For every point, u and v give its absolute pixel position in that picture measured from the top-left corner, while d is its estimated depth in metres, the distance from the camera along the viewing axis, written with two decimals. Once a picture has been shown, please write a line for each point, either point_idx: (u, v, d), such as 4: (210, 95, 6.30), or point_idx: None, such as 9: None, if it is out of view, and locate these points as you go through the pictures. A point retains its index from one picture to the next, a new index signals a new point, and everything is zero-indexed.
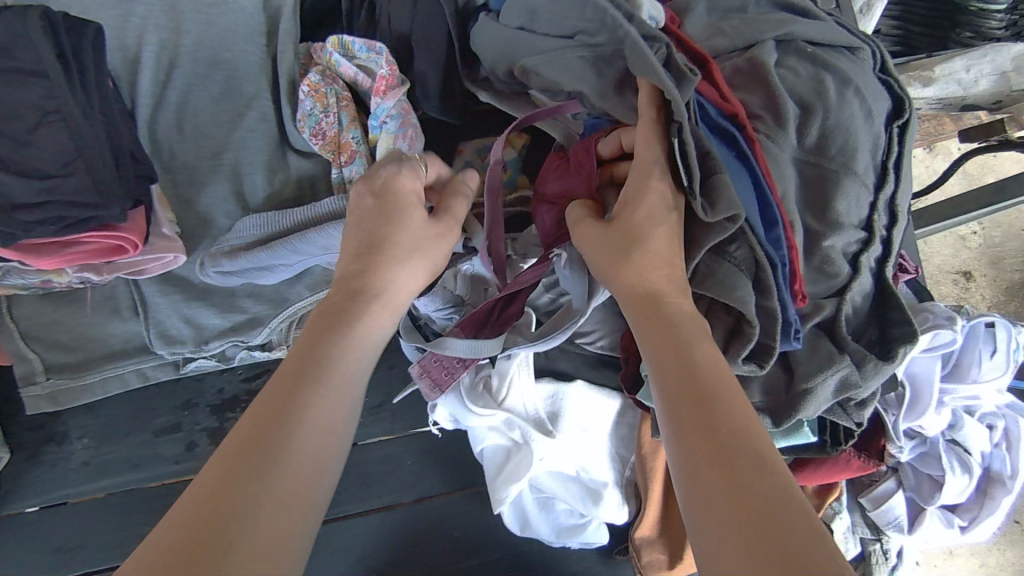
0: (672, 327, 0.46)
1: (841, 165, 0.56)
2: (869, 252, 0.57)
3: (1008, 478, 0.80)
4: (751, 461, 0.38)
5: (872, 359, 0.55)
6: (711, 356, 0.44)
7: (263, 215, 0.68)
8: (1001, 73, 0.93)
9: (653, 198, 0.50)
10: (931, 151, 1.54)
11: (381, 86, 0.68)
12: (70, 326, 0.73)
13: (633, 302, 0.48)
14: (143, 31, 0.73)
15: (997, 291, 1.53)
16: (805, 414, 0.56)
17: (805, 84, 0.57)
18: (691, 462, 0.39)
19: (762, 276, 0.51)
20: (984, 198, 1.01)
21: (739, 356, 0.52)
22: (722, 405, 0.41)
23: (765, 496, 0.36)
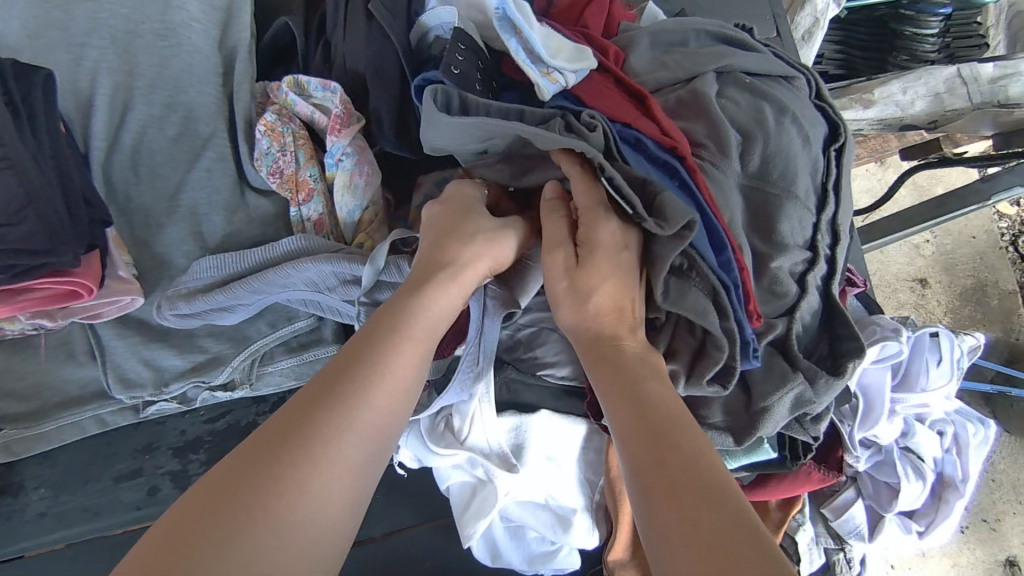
0: (625, 370, 0.50)
1: (783, 189, 0.58)
2: (814, 272, 0.59)
3: (960, 482, 0.83)
4: (706, 489, 0.40)
5: (823, 374, 0.56)
6: (662, 394, 0.48)
7: (224, 257, 0.69)
8: (935, 94, 0.97)
9: (605, 234, 0.53)
10: (881, 165, 1.60)
11: (335, 124, 0.69)
12: (23, 374, 0.71)
13: (590, 347, 0.53)
14: (96, 75, 0.73)
15: (952, 296, 1.59)
16: (764, 432, 0.56)
17: (745, 113, 0.59)
18: (647, 498, 0.42)
19: (717, 299, 0.51)
20: (928, 211, 1.06)
21: (702, 379, 0.54)
22: (678, 440, 0.44)
23: (719, 523, 0.38)
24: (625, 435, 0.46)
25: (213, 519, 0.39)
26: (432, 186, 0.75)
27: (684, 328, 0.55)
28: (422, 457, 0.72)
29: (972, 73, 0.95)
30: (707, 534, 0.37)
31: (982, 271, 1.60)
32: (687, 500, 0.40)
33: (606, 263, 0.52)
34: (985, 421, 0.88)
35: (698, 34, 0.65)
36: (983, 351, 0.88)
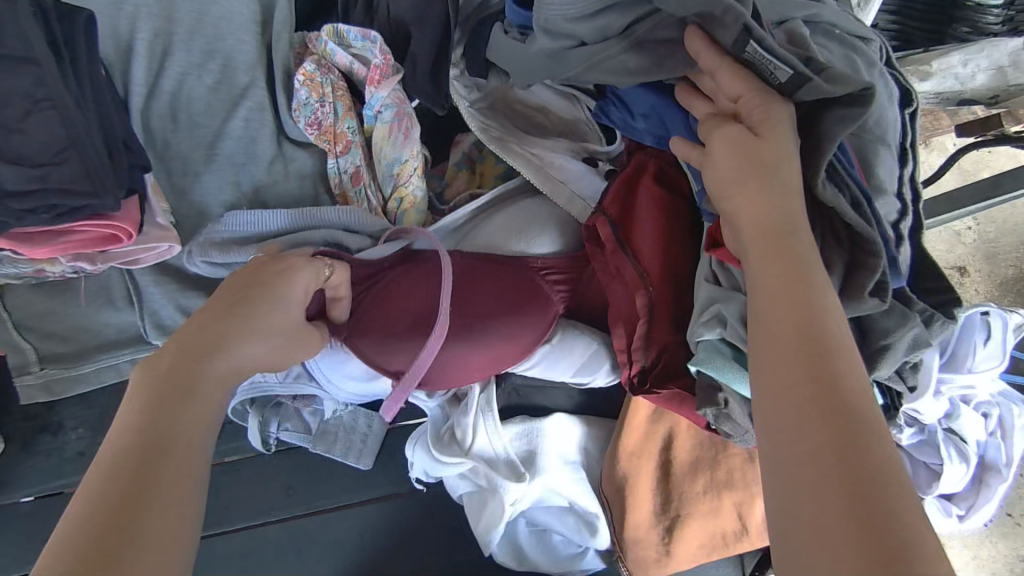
0: (794, 262, 0.40)
1: (877, 137, 0.57)
2: (907, 221, 0.58)
3: (1003, 466, 0.81)
4: (873, 436, 0.33)
5: (939, 318, 0.56)
6: (825, 295, 0.39)
7: (256, 213, 0.69)
8: (997, 68, 0.92)
9: (778, 109, 0.44)
10: (927, 147, 1.54)
11: (375, 76, 0.68)
12: (62, 317, 0.73)
13: (753, 229, 0.42)
14: (136, 19, 0.72)
15: (992, 286, 1.53)
16: (880, 374, 0.53)
17: (838, 61, 0.59)
18: (792, 417, 0.35)
19: (860, 212, 0.47)
20: (979, 193, 1.01)
21: (862, 293, 0.46)
22: (841, 364, 0.36)
23: (881, 474, 0.32)
24: (773, 339, 0.38)
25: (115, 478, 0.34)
26: (470, 144, 0.76)
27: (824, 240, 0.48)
28: (433, 471, 0.73)
29: None
30: (871, 483, 0.31)
31: None
32: (846, 437, 0.33)
33: (773, 143, 0.43)
34: None
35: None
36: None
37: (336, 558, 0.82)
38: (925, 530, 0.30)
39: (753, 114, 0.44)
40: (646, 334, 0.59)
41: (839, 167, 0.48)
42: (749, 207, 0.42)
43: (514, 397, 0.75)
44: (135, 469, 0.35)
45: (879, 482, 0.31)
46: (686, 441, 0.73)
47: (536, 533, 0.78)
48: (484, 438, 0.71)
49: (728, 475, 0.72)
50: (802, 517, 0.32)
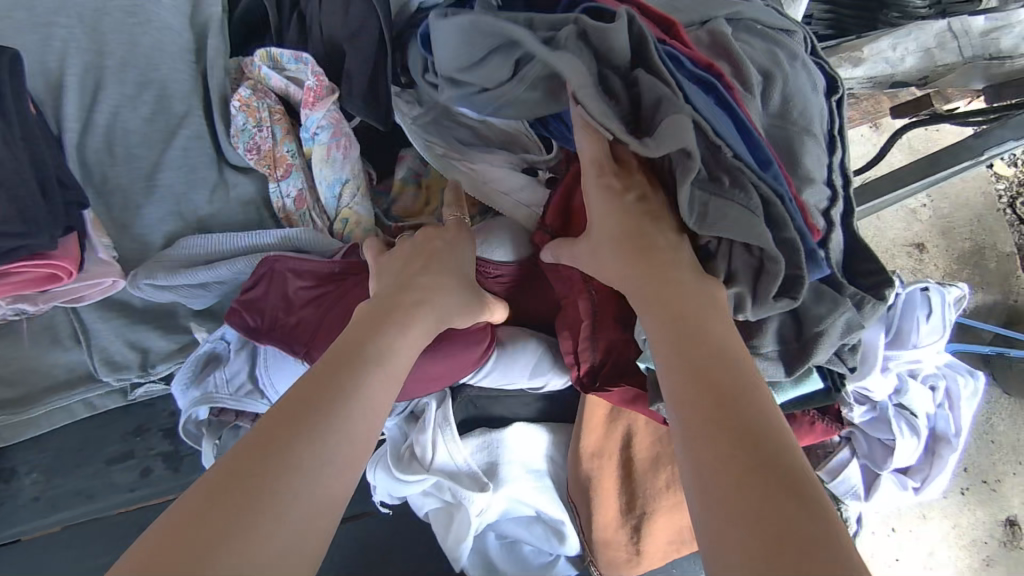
0: (677, 302, 0.48)
1: (802, 127, 0.60)
2: (837, 208, 0.59)
3: (953, 436, 0.85)
4: (755, 432, 0.40)
5: (870, 299, 0.56)
6: (709, 326, 0.47)
7: (214, 236, 0.70)
8: (925, 49, 0.95)
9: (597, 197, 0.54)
10: (875, 130, 1.58)
11: (310, 97, 0.68)
12: (10, 360, 0.71)
13: (639, 273, 0.51)
14: (65, 55, 0.71)
15: (949, 260, 1.58)
16: (818, 360, 0.55)
17: (761, 56, 0.62)
18: (690, 429, 0.42)
19: (773, 212, 0.48)
20: (919, 172, 1.04)
21: (769, 296, 0.50)
22: (727, 378, 0.43)
23: (768, 462, 0.38)
24: (667, 369, 0.46)
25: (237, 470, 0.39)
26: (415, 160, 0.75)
27: (740, 248, 0.51)
28: (395, 491, 0.73)
29: (963, 26, 0.94)
30: (762, 475, 0.37)
31: (979, 234, 1.58)
32: (730, 436, 0.40)
33: (614, 216, 0.53)
34: (975, 372, 0.88)
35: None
36: (970, 301, 0.88)
37: None
38: (821, 516, 0.35)
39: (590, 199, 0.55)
40: (593, 334, 0.61)
41: (745, 169, 0.48)
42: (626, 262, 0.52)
43: (472, 409, 0.74)
44: (248, 471, 0.39)
45: (765, 469, 0.38)
46: (644, 438, 0.75)
47: (506, 545, 0.80)
48: (445, 452, 0.71)
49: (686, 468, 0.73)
50: (706, 510, 0.38)
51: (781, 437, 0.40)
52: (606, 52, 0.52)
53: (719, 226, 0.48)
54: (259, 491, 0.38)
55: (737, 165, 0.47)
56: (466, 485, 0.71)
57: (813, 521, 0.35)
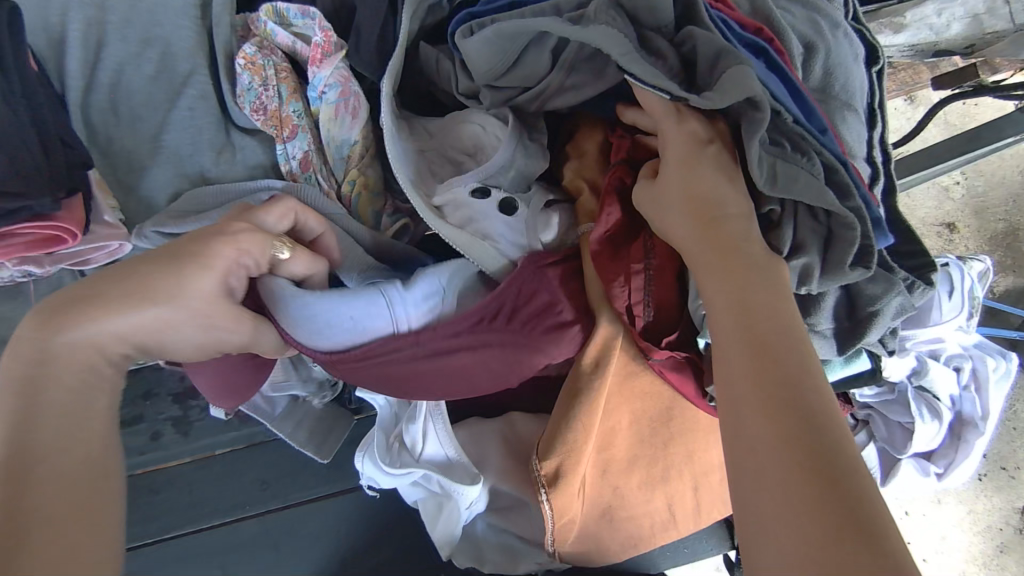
0: (739, 273, 0.46)
1: (844, 102, 0.58)
2: (880, 184, 0.59)
3: (980, 419, 0.81)
4: (815, 417, 0.39)
5: (920, 285, 0.54)
6: (774, 303, 0.44)
7: (225, 188, 0.68)
8: (973, 16, 0.90)
9: (680, 132, 0.50)
10: (910, 103, 1.51)
11: (316, 55, 0.65)
12: (17, 323, 0.71)
13: (699, 244, 0.48)
14: (66, 9, 0.69)
15: (981, 240, 1.52)
16: (869, 340, 0.54)
17: (803, 24, 0.61)
18: (742, 410, 0.41)
19: (836, 178, 0.48)
20: (958, 146, 0.99)
21: (844, 265, 0.48)
22: (786, 360, 0.41)
23: (827, 454, 0.37)
24: (724, 342, 0.45)
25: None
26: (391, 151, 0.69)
27: (806, 213, 0.49)
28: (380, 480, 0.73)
29: None
30: (822, 465, 0.37)
31: (1015, 214, 1.52)
32: (789, 423, 0.39)
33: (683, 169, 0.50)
34: (1006, 354, 0.85)
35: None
36: (992, 275, 0.88)
37: (317, 548, 0.81)
38: (879, 510, 0.35)
39: (664, 138, 0.51)
40: (647, 286, 0.58)
41: (808, 136, 0.48)
42: (684, 232, 0.50)
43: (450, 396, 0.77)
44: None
45: (824, 462, 0.37)
46: (618, 444, 0.69)
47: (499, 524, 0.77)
48: (434, 444, 0.71)
49: (663, 472, 0.72)
50: (751, 496, 0.38)
51: (838, 427, 0.39)
52: (644, 11, 0.51)
53: (791, 189, 0.47)
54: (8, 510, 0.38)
55: (799, 130, 0.48)
56: (458, 476, 0.70)
57: (873, 516, 0.35)
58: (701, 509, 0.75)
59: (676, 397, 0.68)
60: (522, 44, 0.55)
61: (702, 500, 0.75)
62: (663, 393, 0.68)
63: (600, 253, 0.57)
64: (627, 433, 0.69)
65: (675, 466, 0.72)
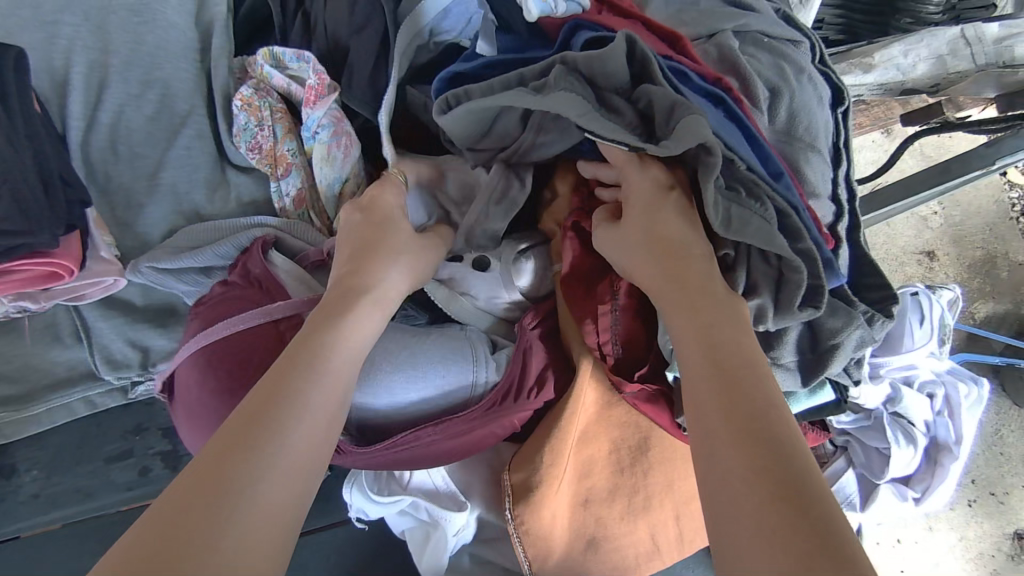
0: (705, 311, 0.48)
1: (808, 143, 0.62)
2: (843, 222, 0.62)
3: (954, 444, 0.83)
4: (779, 443, 0.41)
5: (880, 317, 0.59)
6: (737, 340, 0.47)
7: (213, 223, 0.70)
8: (937, 56, 0.94)
9: (645, 179, 0.54)
10: (886, 136, 1.57)
11: (311, 96, 0.69)
12: (11, 357, 0.71)
13: (664, 284, 0.51)
14: (70, 53, 0.71)
15: (960, 268, 1.55)
16: (832, 371, 0.58)
17: (767, 69, 0.65)
18: (714, 442, 0.42)
19: (789, 222, 0.52)
20: (930, 179, 1.03)
21: (793, 306, 0.52)
22: (750, 391, 0.44)
23: (795, 478, 0.38)
24: (693, 378, 0.46)
25: (223, 438, 0.40)
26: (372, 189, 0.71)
27: (758, 257, 0.54)
28: (369, 511, 0.74)
29: (977, 33, 0.93)
30: (790, 488, 0.38)
31: (991, 242, 1.56)
32: (759, 451, 0.40)
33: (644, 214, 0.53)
34: (979, 379, 0.87)
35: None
36: (963, 304, 0.91)
37: None
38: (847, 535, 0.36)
39: (629, 185, 0.55)
40: (614, 325, 0.61)
41: (760, 182, 0.52)
42: (649, 272, 0.52)
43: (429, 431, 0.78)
44: (226, 452, 0.39)
45: (793, 485, 0.38)
46: (596, 473, 0.71)
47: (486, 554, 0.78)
48: (423, 473, 0.72)
49: (645, 500, 0.72)
50: (729, 525, 0.39)
51: (803, 453, 0.40)
52: (602, 74, 0.54)
53: (743, 232, 0.51)
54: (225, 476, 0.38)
55: (751, 177, 0.52)
56: (445, 503, 0.73)
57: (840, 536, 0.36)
58: (684, 537, 0.76)
59: (652, 427, 0.70)
60: (493, 112, 0.58)
61: (684, 528, 0.76)
62: (638, 423, 0.70)
63: (570, 287, 0.64)
64: (605, 462, 0.71)
65: (657, 494, 0.72)
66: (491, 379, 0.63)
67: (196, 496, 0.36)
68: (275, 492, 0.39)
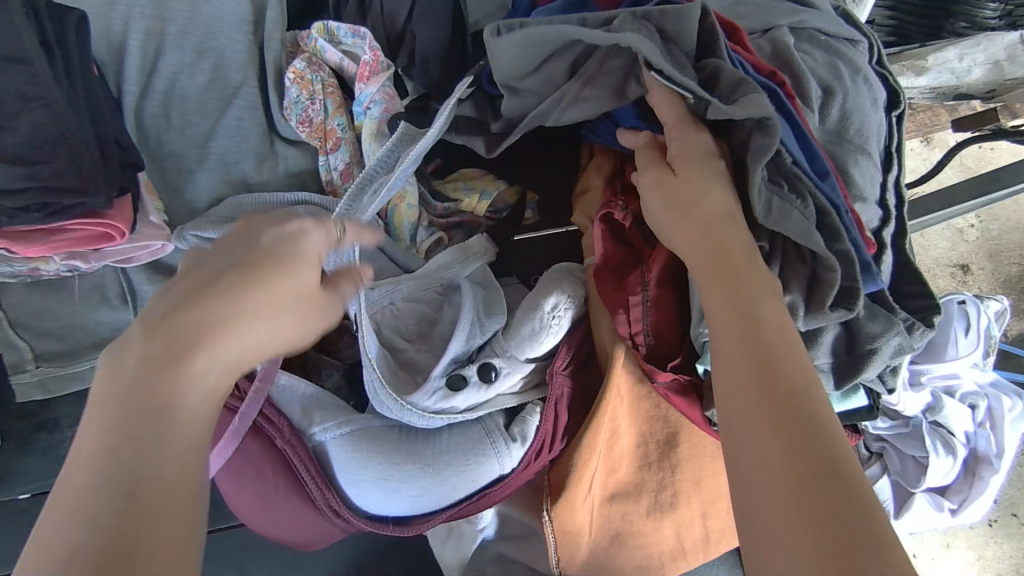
0: (743, 288, 0.48)
1: (858, 145, 0.62)
2: (889, 228, 0.62)
3: (995, 457, 0.82)
4: (813, 425, 0.40)
5: (920, 326, 0.58)
6: (777, 318, 0.46)
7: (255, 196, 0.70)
8: (994, 62, 0.92)
9: (696, 146, 0.54)
10: (928, 145, 1.53)
11: (364, 72, 0.69)
12: (58, 315, 0.73)
13: (704, 260, 0.51)
14: (129, 20, 0.72)
15: (995, 283, 1.52)
16: (866, 376, 0.57)
17: (822, 68, 0.64)
18: (748, 419, 0.42)
19: (828, 222, 0.53)
20: (977, 189, 1.00)
21: (825, 306, 0.53)
22: (786, 371, 0.43)
23: (824, 458, 0.38)
24: (726, 353, 0.46)
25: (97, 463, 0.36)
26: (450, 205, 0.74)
27: (793, 254, 0.54)
28: None
29: None
30: (819, 468, 0.38)
31: None
32: (793, 429, 0.40)
33: (693, 181, 0.53)
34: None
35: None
36: (1010, 316, 0.89)
37: (330, 554, 0.82)
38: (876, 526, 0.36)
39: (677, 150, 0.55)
40: (646, 314, 0.62)
41: (803, 178, 0.52)
42: (691, 245, 0.52)
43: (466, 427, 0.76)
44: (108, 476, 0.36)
45: (818, 465, 0.38)
46: (623, 467, 0.71)
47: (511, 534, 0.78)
48: None
49: (671, 497, 0.72)
50: (759, 505, 0.39)
51: (835, 434, 0.40)
52: (675, 36, 0.55)
53: (783, 224, 0.51)
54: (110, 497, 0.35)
55: (795, 172, 0.52)
56: None
57: (869, 521, 0.36)
58: (709, 537, 0.75)
59: (681, 421, 0.70)
60: (548, 50, 0.56)
61: (710, 528, 0.75)
62: (666, 417, 0.70)
63: (605, 277, 0.65)
64: (631, 457, 0.70)
65: (685, 492, 0.72)
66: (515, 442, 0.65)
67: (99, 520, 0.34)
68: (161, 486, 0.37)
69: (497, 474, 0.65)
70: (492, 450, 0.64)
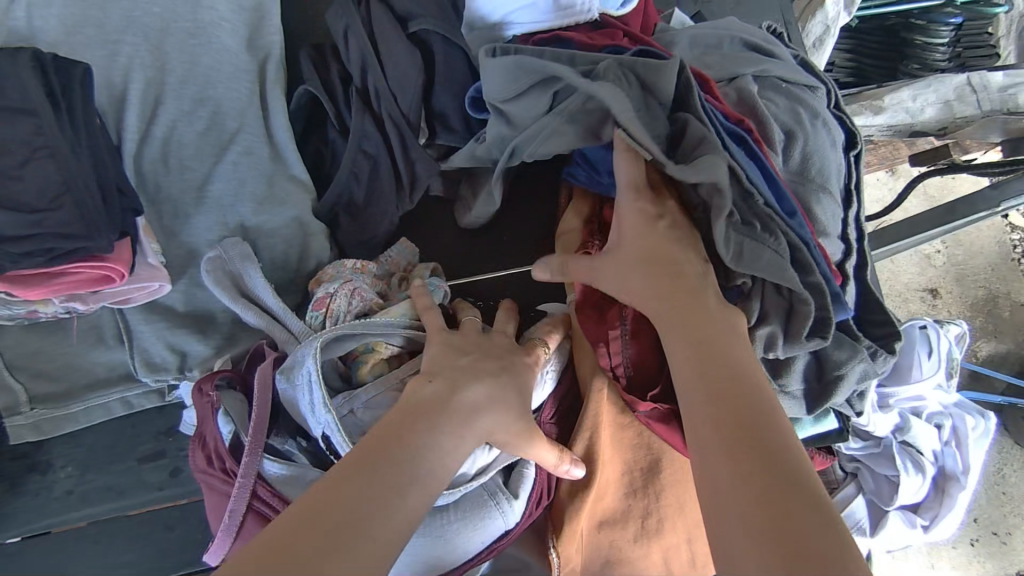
0: (703, 326, 0.53)
1: (820, 184, 0.66)
2: (851, 260, 0.66)
3: (962, 474, 0.85)
4: (768, 450, 0.45)
5: (882, 352, 0.62)
6: (740, 355, 0.51)
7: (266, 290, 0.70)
8: (944, 101, 0.99)
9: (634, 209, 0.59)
10: (892, 175, 1.61)
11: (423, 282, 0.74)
12: (54, 356, 0.74)
13: (668, 302, 0.55)
14: (129, 70, 0.75)
15: (963, 307, 1.59)
16: (836, 401, 0.61)
17: (784, 113, 0.69)
18: (706, 446, 0.47)
19: (799, 257, 0.56)
20: (937, 219, 1.06)
21: (801, 335, 0.57)
22: (744, 402, 0.48)
23: (775, 475, 0.43)
24: (687, 386, 0.51)
25: (344, 475, 0.48)
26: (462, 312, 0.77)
27: (771, 291, 0.58)
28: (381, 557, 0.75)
29: (982, 81, 0.98)
30: (769, 488, 0.42)
31: (993, 282, 1.60)
32: (749, 454, 0.45)
33: (637, 238, 0.58)
34: (985, 413, 0.90)
35: (731, 39, 0.74)
36: (969, 338, 0.94)
37: None
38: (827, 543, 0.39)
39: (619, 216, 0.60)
40: (625, 347, 0.66)
41: (774, 218, 0.56)
42: (648, 295, 0.56)
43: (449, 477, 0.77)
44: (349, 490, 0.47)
45: (775, 485, 0.42)
46: (610, 495, 0.73)
47: None
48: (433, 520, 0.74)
49: (656, 523, 0.73)
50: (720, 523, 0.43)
51: (795, 460, 0.44)
52: (653, 87, 0.59)
53: (755, 266, 0.54)
54: (351, 517, 0.45)
55: (768, 212, 0.56)
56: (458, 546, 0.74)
57: (819, 531, 0.40)
58: (697, 562, 0.76)
59: (662, 448, 0.73)
60: (533, 78, 0.63)
61: (697, 552, 0.75)
62: (649, 444, 0.73)
63: (586, 315, 0.69)
64: (617, 483, 0.73)
65: (669, 517, 0.73)
66: (513, 503, 0.67)
67: (318, 526, 0.44)
68: (385, 531, 0.46)
69: (502, 530, 0.67)
70: (496, 509, 0.66)
